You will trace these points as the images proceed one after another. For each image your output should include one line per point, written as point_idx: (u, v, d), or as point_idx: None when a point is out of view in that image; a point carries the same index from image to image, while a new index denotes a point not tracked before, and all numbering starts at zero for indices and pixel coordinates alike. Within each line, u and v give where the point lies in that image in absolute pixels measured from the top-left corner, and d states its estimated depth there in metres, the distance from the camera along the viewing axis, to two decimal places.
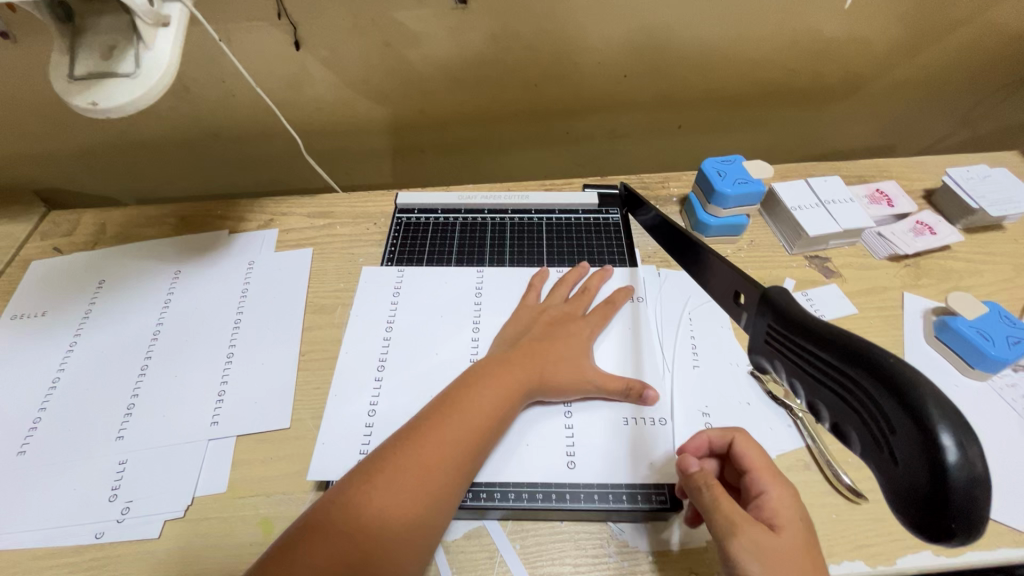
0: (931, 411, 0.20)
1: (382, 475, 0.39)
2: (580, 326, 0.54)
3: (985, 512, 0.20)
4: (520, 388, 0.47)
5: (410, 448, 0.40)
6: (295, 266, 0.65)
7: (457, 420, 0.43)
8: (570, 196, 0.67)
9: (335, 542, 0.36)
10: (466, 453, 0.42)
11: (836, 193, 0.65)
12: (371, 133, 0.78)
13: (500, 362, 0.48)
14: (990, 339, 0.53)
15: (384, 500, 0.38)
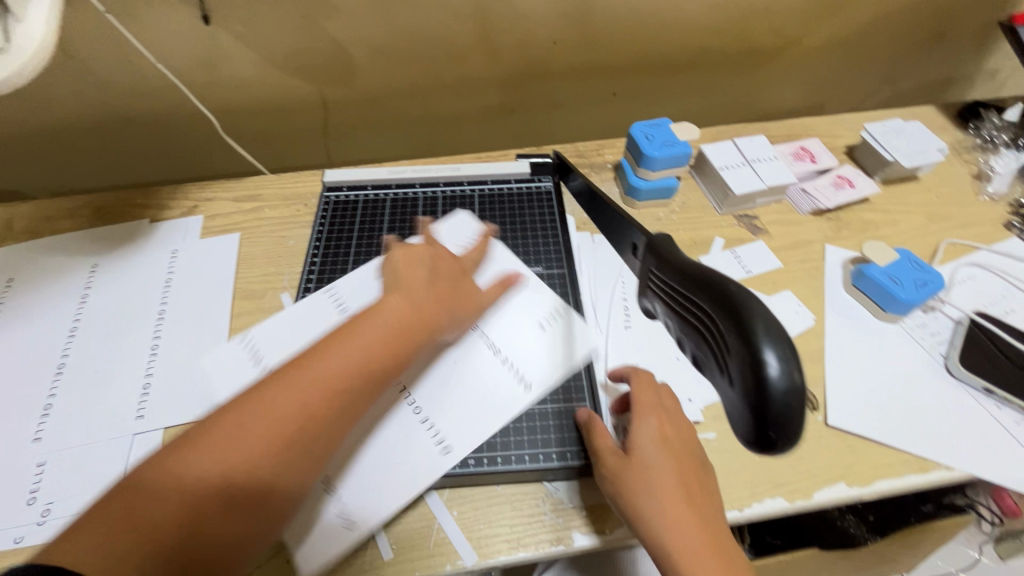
0: (760, 335, 0.24)
1: (241, 419, 0.34)
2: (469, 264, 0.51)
3: (796, 418, 0.25)
4: (411, 336, 0.41)
5: (277, 391, 0.36)
6: (222, 253, 0.63)
7: (340, 361, 0.37)
8: (502, 166, 0.67)
9: (172, 497, 0.31)
10: (350, 399, 0.37)
11: (761, 152, 0.67)
12: (298, 110, 0.75)
13: (407, 297, 0.43)
14: (900, 283, 0.56)
15: (236, 449, 0.33)
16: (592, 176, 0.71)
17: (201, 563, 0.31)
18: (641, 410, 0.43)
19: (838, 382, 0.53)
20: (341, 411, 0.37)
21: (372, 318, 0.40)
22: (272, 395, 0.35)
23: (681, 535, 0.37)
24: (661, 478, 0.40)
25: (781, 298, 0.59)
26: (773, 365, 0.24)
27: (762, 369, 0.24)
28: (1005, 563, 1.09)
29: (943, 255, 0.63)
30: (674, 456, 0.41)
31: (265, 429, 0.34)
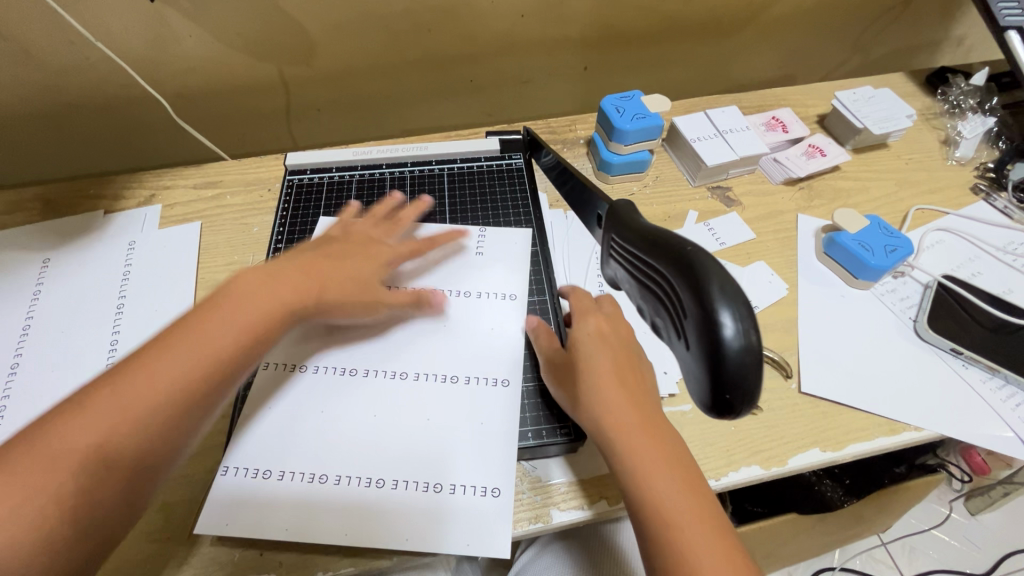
0: (718, 297, 0.25)
1: (63, 420, 0.32)
2: (379, 250, 0.49)
3: (752, 382, 0.25)
4: (289, 312, 0.40)
5: (109, 386, 0.33)
6: (182, 243, 0.60)
7: (175, 355, 0.35)
8: (471, 143, 0.65)
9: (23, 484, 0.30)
10: (188, 387, 0.35)
11: (733, 122, 0.66)
12: (257, 92, 0.72)
13: (268, 275, 0.41)
14: (870, 250, 0.56)
15: (101, 426, 0.32)
16: (565, 152, 0.70)
17: (66, 540, 0.31)
18: (581, 312, 0.45)
19: (811, 350, 0.53)
20: (178, 399, 0.34)
21: (229, 300, 0.38)
22: (101, 391, 0.33)
23: (616, 414, 0.39)
24: (599, 367, 0.41)
25: (754, 268, 0.59)
26: (727, 323, 0.24)
27: (717, 329, 0.25)
28: (975, 518, 1.13)
29: (912, 221, 0.64)
30: (610, 348, 0.42)
31: (88, 428, 0.32)
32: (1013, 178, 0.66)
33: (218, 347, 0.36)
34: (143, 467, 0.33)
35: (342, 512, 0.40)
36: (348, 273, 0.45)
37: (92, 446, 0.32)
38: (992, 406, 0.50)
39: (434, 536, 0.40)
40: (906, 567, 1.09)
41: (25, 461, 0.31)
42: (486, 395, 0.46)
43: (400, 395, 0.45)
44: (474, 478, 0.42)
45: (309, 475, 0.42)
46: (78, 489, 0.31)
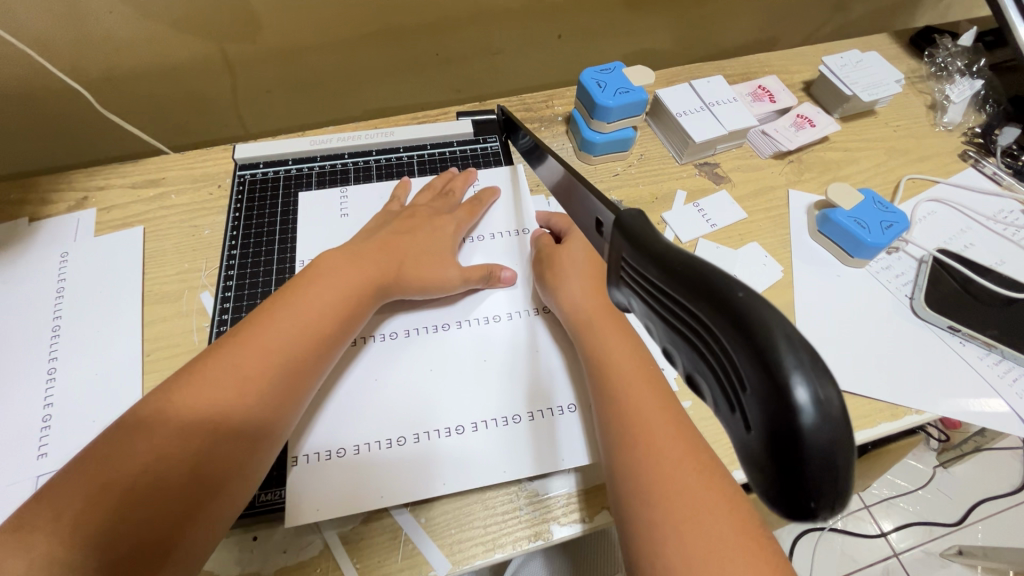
0: (782, 360, 0.14)
1: (181, 394, 0.36)
2: (444, 222, 0.52)
3: (843, 484, 0.14)
4: (370, 284, 0.45)
5: (220, 358, 0.38)
6: (123, 251, 0.54)
7: (277, 328, 0.40)
8: (441, 127, 0.60)
9: (141, 454, 0.34)
10: (289, 360, 0.40)
11: (720, 94, 0.62)
12: (197, 74, 0.64)
13: (349, 257, 0.46)
14: (865, 227, 0.54)
15: (209, 399, 0.36)
16: (543, 131, 0.65)
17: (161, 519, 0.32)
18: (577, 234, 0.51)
19: (809, 334, 0.51)
20: (278, 371, 0.39)
21: (319, 279, 0.44)
22: (214, 366, 0.38)
23: (586, 309, 0.46)
24: (584, 276, 0.48)
25: (748, 250, 0.56)
26: (802, 390, 0.14)
27: (789, 407, 0.14)
28: (948, 471, 1.18)
29: (903, 192, 0.62)
30: (586, 262, 0.49)
31: (207, 398, 0.36)
32: (1001, 144, 0.64)
33: (313, 322, 0.41)
34: (246, 439, 0.37)
35: (354, 476, 0.41)
36: (417, 250, 0.49)
37: (208, 416, 0.36)
38: (990, 382, 0.50)
39: (432, 481, 0.42)
40: (884, 522, 1.13)
41: (149, 432, 0.34)
42: (505, 333, 0.49)
43: (429, 343, 0.48)
44: (493, 411, 0.45)
45: (335, 448, 0.42)
46: (195, 457, 0.35)
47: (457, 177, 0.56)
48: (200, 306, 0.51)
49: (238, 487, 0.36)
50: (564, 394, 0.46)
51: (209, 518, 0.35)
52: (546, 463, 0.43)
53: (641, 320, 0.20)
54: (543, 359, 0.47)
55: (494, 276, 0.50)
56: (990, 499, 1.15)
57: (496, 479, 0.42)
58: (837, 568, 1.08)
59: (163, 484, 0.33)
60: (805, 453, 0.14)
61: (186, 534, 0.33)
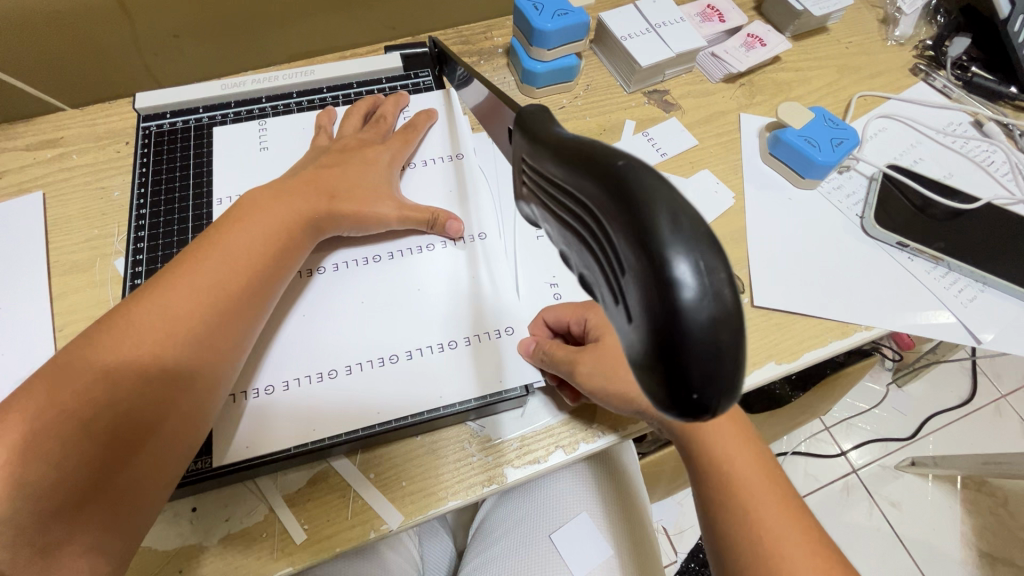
0: (662, 242, 0.14)
1: (110, 339, 0.33)
2: (377, 152, 0.47)
3: (731, 360, 0.14)
4: (304, 216, 0.41)
5: (149, 301, 0.35)
6: (22, 218, 0.49)
7: (208, 264, 0.37)
8: (367, 62, 0.54)
9: (63, 397, 0.31)
10: (228, 301, 0.37)
11: (667, 13, 0.58)
12: (88, 18, 0.57)
13: (276, 192, 0.42)
14: (816, 146, 0.52)
15: (136, 336, 0.33)
16: (482, 64, 0.61)
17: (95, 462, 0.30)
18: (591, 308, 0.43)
19: (760, 259, 0.50)
20: (218, 311, 0.36)
21: (248, 215, 0.40)
22: (144, 309, 0.34)
23: None
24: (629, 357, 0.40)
25: (699, 178, 0.54)
26: (682, 270, 0.14)
27: (672, 286, 0.14)
28: (902, 390, 1.23)
29: (854, 110, 0.60)
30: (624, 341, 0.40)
31: (143, 343, 0.33)
32: (952, 55, 0.62)
33: (252, 261, 0.38)
34: (191, 385, 0.34)
35: (285, 418, 0.39)
36: (346, 180, 0.44)
37: (143, 362, 0.33)
38: (937, 295, 0.50)
39: (367, 412, 0.40)
40: (844, 442, 1.18)
41: (77, 377, 0.31)
42: (444, 260, 0.46)
43: (363, 276, 0.45)
44: (430, 338, 0.42)
45: (260, 388, 0.40)
46: (126, 399, 0.32)
47: (386, 102, 0.52)
48: (115, 275, 0.46)
49: (183, 437, 0.34)
50: (505, 317, 0.44)
51: (149, 463, 0.32)
52: (489, 385, 0.41)
53: (545, 216, 0.19)
54: (483, 284, 0.45)
55: (440, 222, 0.46)
56: (940, 413, 1.22)
57: (434, 405, 0.40)
58: (799, 488, 1.13)
59: (98, 434, 0.31)
60: (684, 336, 0.14)
61: (124, 478, 0.31)
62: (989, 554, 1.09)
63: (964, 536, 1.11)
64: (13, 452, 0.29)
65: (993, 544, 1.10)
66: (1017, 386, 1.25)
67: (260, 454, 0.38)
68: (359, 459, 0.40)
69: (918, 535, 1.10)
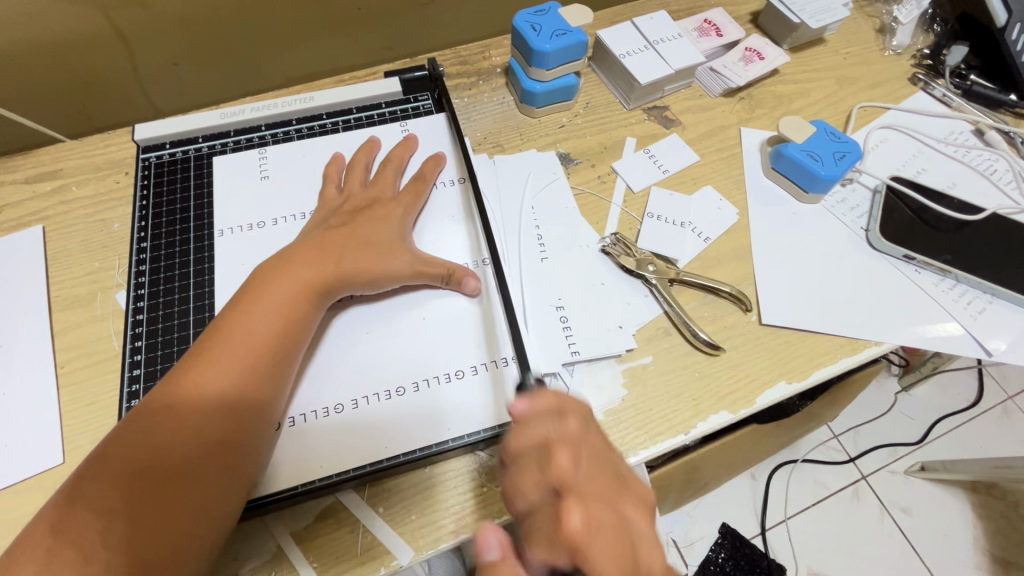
0: None
1: (172, 397, 0.35)
2: (389, 209, 0.46)
3: None
4: (334, 264, 0.41)
5: (204, 354, 0.36)
6: (22, 253, 0.48)
7: (252, 313, 0.38)
8: (365, 87, 0.54)
9: (134, 454, 0.33)
10: (274, 346, 0.38)
11: (664, 30, 0.58)
12: (85, 47, 0.57)
13: (307, 245, 0.42)
14: (820, 160, 0.52)
15: (195, 390, 0.35)
16: (480, 85, 0.61)
17: (164, 515, 0.32)
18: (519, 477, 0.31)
19: (767, 276, 0.50)
20: (265, 359, 0.37)
21: (283, 264, 0.41)
22: (198, 366, 0.36)
23: None
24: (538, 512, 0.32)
25: (702, 195, 0.54)
26: None
27: None
28: (909, 394, 1.23)
29: (855, 122, 0.60)
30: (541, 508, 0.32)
31: (201, 397, 0.35)
32: (949, 64, 0.63)
33: (292, 307, 0.39)
34: (247, 432, 0.36)
35: (290, 455, 0.39)
36: (359, 240, 0.43)
37: (202, 416, 0.34)
38: (946, 307, 0.49)
39: (374, 447, 0.39)
40: (852, 449, 1.17)
41: (143, 434, 0.33)
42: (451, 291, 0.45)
43: (368, 308, 0.44)
44: (437, 369, 0.42)
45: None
46: (187, 450, 0.33)
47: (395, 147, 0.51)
48: (116, 309, 0.46)
49: (243, 478, 0.35)
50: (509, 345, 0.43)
51: (209, 512, 0.33)
52: (496, 415, 0.41)
53: None
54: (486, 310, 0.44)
55: (456, 278, 0.44)
56: (948, 417, 1.21)
57: (441, 435, 0.40)
58: (808, 497, 1.13)
59: (164, 487, 0.32)
60: None
61: (189, 529, 0.32)
62: (1004, 559, 1.08)
63: (976, 541, 1.10)
64: (90, 512, 0.31)
65: (1007, 549, 1.09)
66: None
67: (267, 491, 0.38)
68: (369, 494, 0.39)
69: (930, 541, 1.09)
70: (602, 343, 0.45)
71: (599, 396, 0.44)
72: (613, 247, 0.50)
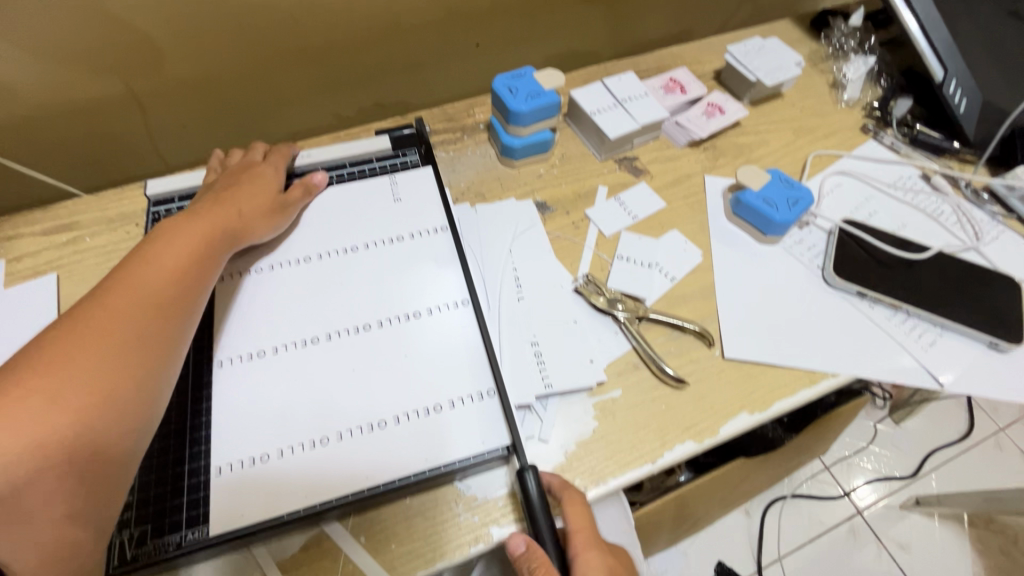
0: None
1: (90, 317, 0.37)
2: (261, 168, 0.54)
3: None
4: (236, 215, 0.48)
5: (122, 289, 0.39)
6: (37, 299, 0.52)
7: (166, 255, 0.42)
8: (356, 146, 0.59)
9: (63, 377, 0.34)
10: (177, 286, 0.42)
11: (632, 89, 0.64)
12: (104, 111, 0.63)
13: (206, 205, 0.48)
14: (774, 206, 0.56)
15: (119, 319, 0.38)
16: (465, 139, 0.66)
17: (102, 428, 0.34)
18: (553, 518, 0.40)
19: (730, 313, 0.53)
20: (185, 295, 0.42)
21: (188, 219, 0.46)
22: (101, 303, 0.38)
23: None
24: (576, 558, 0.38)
25: (669, 238, 0.58)
26: None
27: None
28: (900, 427, 1.23)
29: (811, 168, 0.65)
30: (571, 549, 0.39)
31: (103, 328, 0.37)
32: (896, 115, 0.68)
33: (195, 253, 0.44)
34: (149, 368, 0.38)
35: (275, 489, 0.41)
36: (257, 193, 0.51)
37: (131, 335, 0.38)
38: (898, 341, 0.53)
39: (356, 479, 0.41)
40: (846, 483, 1.17)
41: (71, 355, 0.35)
42: (433, 326, 0.48)
43: (352, 346, 0.47)
44: (417, 403, 0.44)
45: (256, 457, 0.42)
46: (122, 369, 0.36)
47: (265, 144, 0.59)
48: None
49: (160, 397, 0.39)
50: (485, 379, 0.45)
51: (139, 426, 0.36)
52: (473, 446, 0.43)
53: None
54: (464, 345, 0.47)
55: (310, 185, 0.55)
56: (940, 449, 1.21)
57: (419, 467, 0.42)
58: (804, 532, 1.12)
59: (102, 404, 0.35)
60: None
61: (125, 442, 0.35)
62: None
63: None
64: (31, 433, 0.31)
65: None
66: (1013, 419, 1.26)
67: (252, 524, 0.39)
68: (351, 524, 0.42)
69: None
70: (573, 376, 0.48)
71: (571, 429, 0.46)
72: (587, 288, 0.54)
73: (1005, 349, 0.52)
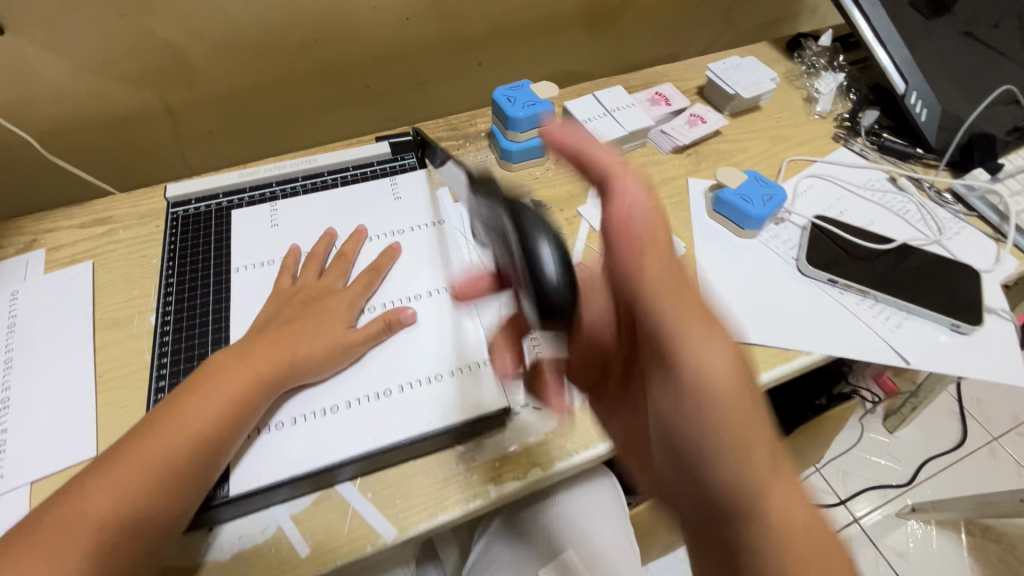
0: (548, 251, 0.36)
1: (127, 453, 0.40)
2: (337, 299, 0.51)
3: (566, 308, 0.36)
4: (281, 358, 0.46)
5: (158, 431, 0.41)
6: (74, 283, 0.57)
7: (203, 400, 0.43)
8: (362, 150, 0.65)
9: (89, 512, 0.38)
10: (179, 461, 0.40)
11: (620, 101, 0.70)
12: (139, 121, 0.69)
13: (261, 343, 0.47)
14: (750, 201, 0.62)
15: (147, 458, 0.40)
16: (467, 146, 0.72)
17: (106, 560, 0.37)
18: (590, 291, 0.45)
19: (711, 298, 0.58)
20: (209, 440, 0.41)
21: (237, 363, 0.45)
22: (107, 462, 0.40)
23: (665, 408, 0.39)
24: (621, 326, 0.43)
25: None
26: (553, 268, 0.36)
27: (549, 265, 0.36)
28: (895, 436, 1.25)
29: (786, 172, 0.70)
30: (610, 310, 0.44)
31: (97, 494, 0.38)
32: (864, 125, 0.74)
33: (211, 414, 0.42)
34: (154, 504, 0.39)
35: (290, 448, 0.44)
36: (310, 332, 0.48)
37: (149, 479, 0.39)
38: (867, 323, 0.57)
39: (363, 440, 0.45)
40: (842, 491, 1.19)
41: (100, 489, 0.39)
42: (435, 306, 0.53)
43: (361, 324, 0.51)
44: (419, 374, 0.48)
45: (272, 422, 0.45)
46: (134, 510, 0.38)
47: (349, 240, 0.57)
48: (149, 328, 0.54)
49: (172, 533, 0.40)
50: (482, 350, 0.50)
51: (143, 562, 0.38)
52: (471, 410, 0.47)
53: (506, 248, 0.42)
54: (463, 322, 0.51)
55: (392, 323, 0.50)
56: (935, 457, 1.23)
57: (422, 429, 0.45)
58: None
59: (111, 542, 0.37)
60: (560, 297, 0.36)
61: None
62: None
63: None
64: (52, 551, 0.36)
65: None
66: (1007, 429, 1.28)
67: (269, 479, 0.43)
68: (360, 481, 0.45)
69: None
70: (563, 351, 0.52)
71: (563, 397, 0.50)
72: None
73: (966, 331, 0.56)
